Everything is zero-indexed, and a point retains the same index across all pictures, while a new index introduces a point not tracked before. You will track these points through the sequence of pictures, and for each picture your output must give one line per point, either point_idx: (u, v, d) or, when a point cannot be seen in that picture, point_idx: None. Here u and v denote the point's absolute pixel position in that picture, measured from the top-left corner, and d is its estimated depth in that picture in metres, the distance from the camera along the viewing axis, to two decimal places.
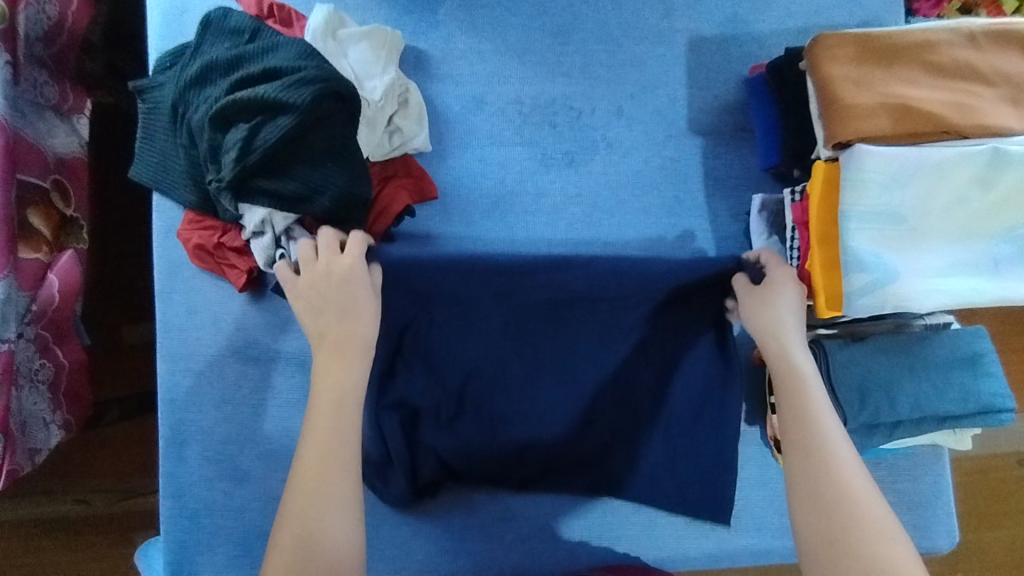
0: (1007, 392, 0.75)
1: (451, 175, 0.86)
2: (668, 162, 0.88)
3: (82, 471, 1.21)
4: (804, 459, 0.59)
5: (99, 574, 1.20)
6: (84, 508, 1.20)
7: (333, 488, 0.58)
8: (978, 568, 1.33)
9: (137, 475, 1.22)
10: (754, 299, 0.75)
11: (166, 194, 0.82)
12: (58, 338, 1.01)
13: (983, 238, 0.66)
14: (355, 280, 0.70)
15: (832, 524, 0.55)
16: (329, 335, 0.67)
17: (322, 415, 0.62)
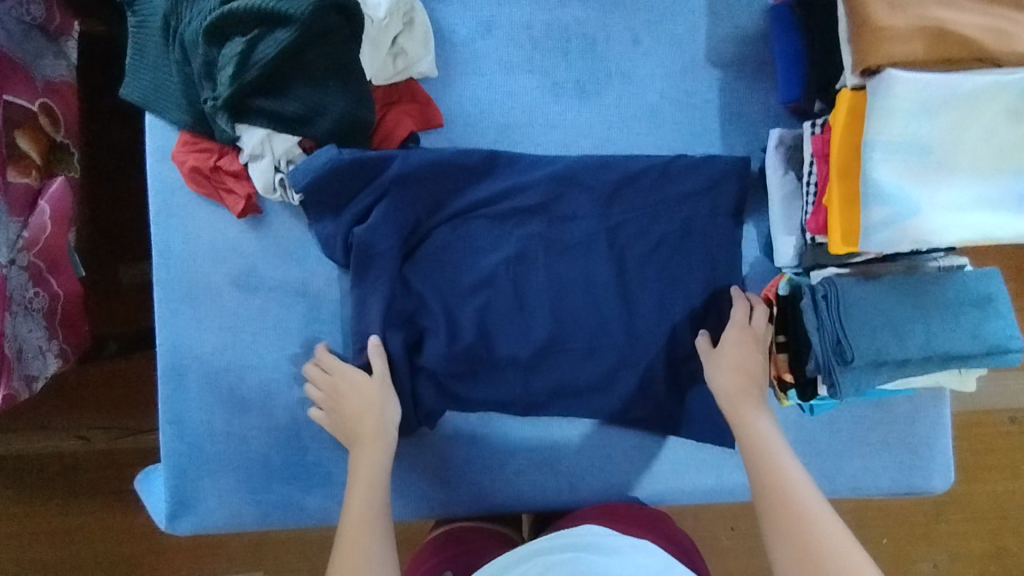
0: (1017, 334, 0.75)
1: (457, 103, 0.83)
2: (684, 95, 0.85)
3: (80, 407, 1.21)
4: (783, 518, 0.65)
5: (97, 510, 1.20)
6: (84, 445, 1.21)
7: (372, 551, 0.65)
8: (956, 518, 1.37)
9: (134, 414, 1.22)
10: (722, 364, 0.78)
11: (159, 115, 0.79)
12: (52, 268, 0.99)
13: (1012, 172, 0.64)
14: (370, 390, 0.76)
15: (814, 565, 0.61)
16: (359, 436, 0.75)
17: (356, 517, 0.68)
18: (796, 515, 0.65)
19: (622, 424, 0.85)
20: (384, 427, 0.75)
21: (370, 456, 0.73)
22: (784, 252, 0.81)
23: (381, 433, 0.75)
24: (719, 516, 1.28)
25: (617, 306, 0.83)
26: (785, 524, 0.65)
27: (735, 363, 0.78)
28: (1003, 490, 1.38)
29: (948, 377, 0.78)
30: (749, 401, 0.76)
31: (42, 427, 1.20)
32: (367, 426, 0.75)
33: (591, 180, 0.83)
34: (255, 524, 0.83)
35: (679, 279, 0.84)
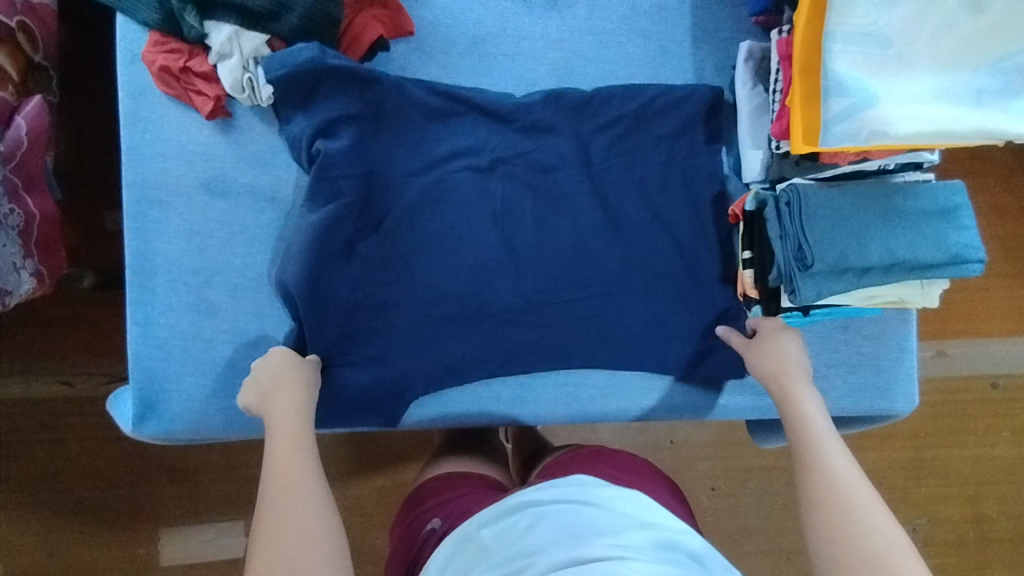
0: (980, 245, 0.74)
1: (429, 12, 0.83)
2: (655, 9, 0.84)
3: (61, 349, 1.18)
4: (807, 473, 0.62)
5: (77, 454, 1.18)
6: (69, 390, 1.19)
7: (302, 487, 0.61)
8: (942, 485, 1.34)
9: (111, 356, 1.19)
10: (758, 350, 0.77)
11: (129, 14, 0.79)
12: (29, 187, 0.99)
13: (968, 67, 0.64)
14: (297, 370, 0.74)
15: (843, 526, 0.57)
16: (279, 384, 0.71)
17: (280, 459, 0.63)
18: (821, 472, 0.61)
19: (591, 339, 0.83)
20: (296, 389, 0.71)
21: (286, 427, 0.66)
22: (752, 167, 0.81)
23: (298, 387, 0.71)
24: (699, 475, 1.26)
25: (586, 218, 0.83)
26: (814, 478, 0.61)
27: (767, 346, 0.76)
28: (985, 457, 1.35)
29: (912, 290, 0.77)
30: (798, 377, 0.72)
31: (27, 372, 1.18)
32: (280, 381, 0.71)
33: (560, 94, 0.82)
34: (220, 431, 0.83)
35: (649, 192, 0.84)
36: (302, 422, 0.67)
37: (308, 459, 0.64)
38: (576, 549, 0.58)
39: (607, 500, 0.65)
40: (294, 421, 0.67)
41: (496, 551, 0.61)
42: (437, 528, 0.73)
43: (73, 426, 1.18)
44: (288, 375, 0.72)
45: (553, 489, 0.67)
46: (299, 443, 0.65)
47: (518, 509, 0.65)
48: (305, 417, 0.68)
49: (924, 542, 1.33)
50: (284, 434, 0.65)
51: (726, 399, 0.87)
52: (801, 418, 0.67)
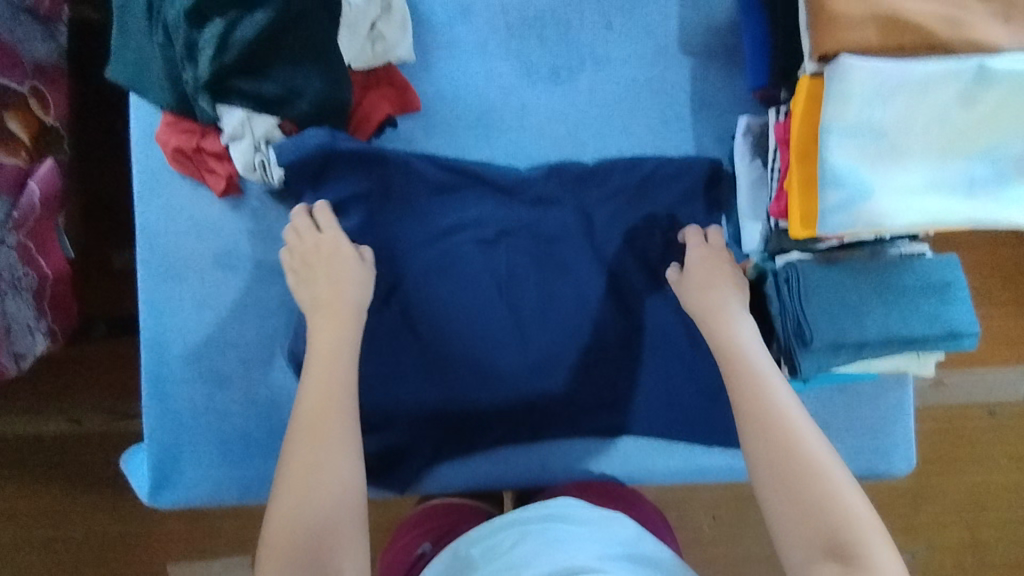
0: (973, 319, 0.77)
1: (434, 87, 0.85)
2: (655, 82, 0.86)
3: (72, 390, 1.20)
4: (763, 411, 0.66)
5: (87, 492, 1.20)
6: (76, 428, 1.21)
7: (333, 428, 0.66)
8: (938, 510, 1.36)
9: (123, 398, 1.21)
10: (703, 275, 0.79)
11: (144, 96, 0.81)
12: (41, 248, 1.01)
13: (961, 158, 0.66)
14: (338, 254, 0.77)
15: (791, 464, 0.62)
16: (324, 302, 0.75)
17: (315, 399, 0.67)
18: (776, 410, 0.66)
19: (595, 404, 0.86)
20: (345, 322, 0.74)
21: (328, 361, 0.70)
22: (751, 239, 0.83)
23: (340, 315, 0.74)
24: (701, 506, 1.28)
25: (589, 285, 0.85)
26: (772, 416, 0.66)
27: (708, 276, 0.79)
28: (984, 482, 1.36)
29: (909, 362, 0.79)
30: (741, 319, 0.76)
31: (34, 411, 1.20)
32: (322, 302, 0.75)
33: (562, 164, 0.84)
34: (234, 498, 0.85)
35: (651, 260, 0.85)
36: (343, 361, 0.71)
37: (346, 405, 0.68)
38: (561, 555, 0.60)
39: (588, 521, 0.68)
40: (335, 360, 0.71)
41: (483, 566, 0.64)
42: (426, 552, 0.81)
43: (84, 465, 1.20)
44: (337, 288, 0.76)
45: (542, 509, 0.70)
46: (339, 383, 0.69)
47: (504, 528, 0.68)
48: (348, 356, 0.72)
49: (922, 567, 1.35)
50: (325, 374, 0.69)
51: (730, 460, 0.88)
52: (750, 362, 0.71)
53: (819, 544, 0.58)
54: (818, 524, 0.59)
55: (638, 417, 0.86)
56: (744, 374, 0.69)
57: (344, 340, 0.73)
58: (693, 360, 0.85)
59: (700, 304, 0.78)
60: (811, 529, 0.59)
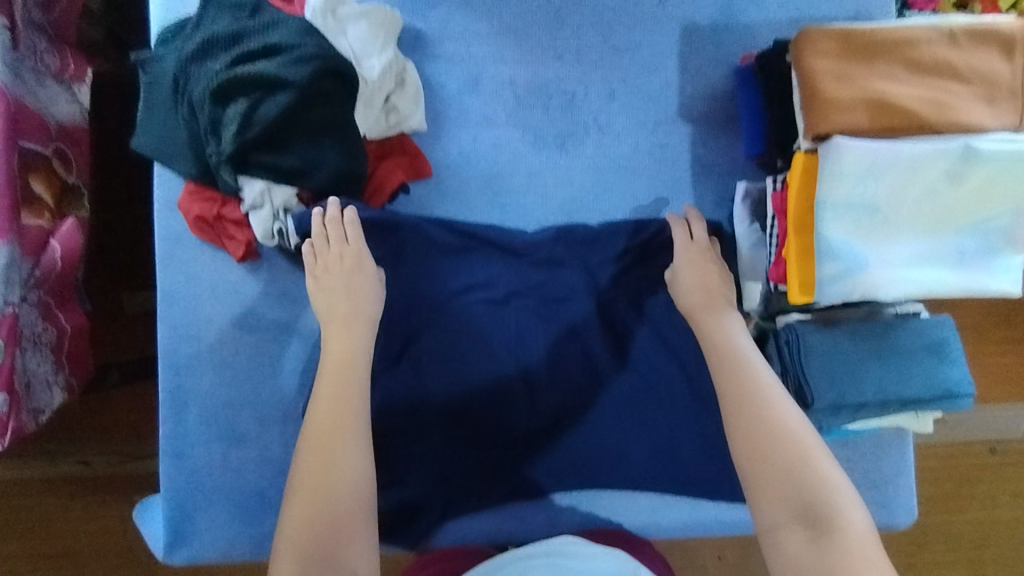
0: (969, 379, 0.79)
1: (446, 154, 0.88)
2: (657, 148, 0.90)
3: (85, 433, 1.23)
4: (746, 408, 0.71)
5: (97, 532, 1.22)
6: (84, 469, 1.23)
7: (345, 434, 0.70)
8: (943, 550, 1.35)
9: (137, 440, 1.24)
10: (694, 270, 0.83)
11: (167, 165, 0.84)
12: (60, 303, 1.03)
13: (951, 232, 0.70)
14: (358, 269, 0.80)
15: (769, 459, 0.68)
16: (337, 312, 0.78)
17: (328, 407, 0.72)
18: (758, 407, 0.71)
19: (603, 460, 0.87)
20: (354, 332, 0.77)
21: (340, 368, 0.74)
22: (752, 298, 0.86)
23: (353, 322, 0.78)
24: (705, 548, 1.28)
25: (596, 343, 0.87)
26: (753, 411, 0.71)
27: (701, 273, 0.82)
28: (989, 520, 1.36)
29: (909, 421, 0.82)
30: (732, 319, 0.80)
31: (47, 453, 1.22)
32: (336, 310, 0.79)
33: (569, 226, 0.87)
34: (247, 555, 0.87)
35: (656, 319, 0.88)
36: (355, 369, 0.75)
37: (355, 412, 0.72)
38: None
39: (588, 557, 0.74)
40: (344, 370, 0.74)
41: None
42: None
43: (93, 506, 1.23)
44: (353, 298, 0.79)
45: (544, 547, 0.76)
46: (352, 388, 0.73)
47: (508, 565, 0.74)
48: (361, 364, 0.76)
49: None
50: (335, 384, 0.73)
51: (735, 513, 0.90)
52: (737, 360, 0.75)
53: (788, 518, 0.65)
54: (789, 502, 0.65)
55: (646, 473, 0.87)
56: (729, 371, 0.74)
57: (356, 348, 0.77)
58: (698, 418, 0.87)
59: (695, 302, 0.81)
60: (786, 506, 0.65)
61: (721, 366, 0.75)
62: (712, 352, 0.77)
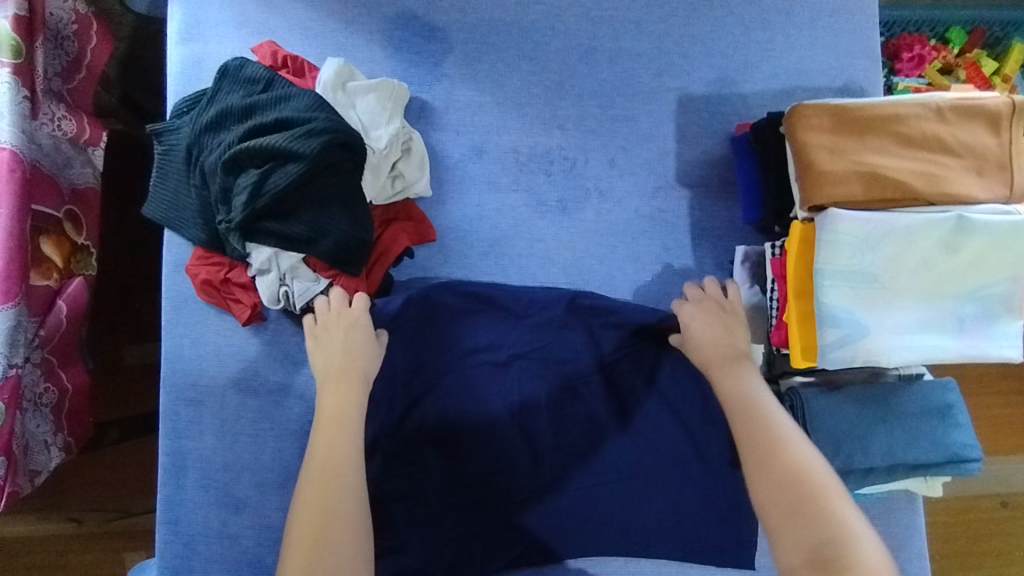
0: (975, 442, 0.79)
1: (450, 219, 0.90)
2: (657, 212, 0.92)
3: (79, 490, 1.22)
4: (759, 449, 0.70)
5: None
6: (75, 527, 1.21)
7: (339, 490, 0.71)
8: None
9: (133, 496, 1.23)
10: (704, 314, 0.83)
11: (177, 231, 0.86)
12: (63, 362, 1.01)
13: (950, 299, 0.71)
14: (360, 334, 0.81)
15: (787, 499, 0.66)
16: (334, 368, 0.79)
17: (322, 461, 0.73)
18: (771, 447, 0.70)
19: (606, 524, 0.86)
20: (350, 385, 0.78)
21: (335, 421, 0.75)
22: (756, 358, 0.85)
23: (351, 375, 0.78)
24: None
25: (598, 404, 0.87)
26: (768, 451, 0.70)
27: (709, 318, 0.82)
28: None
29: (916, 484, 0.81)
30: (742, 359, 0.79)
31: (37, 510, 1.20)
32: (332, 365, 0.79)
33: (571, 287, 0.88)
34: None
35: (659, 380, 0.88)
36: (350, 422, 0.76)
37: (351, 464, 0.73)
38: None
39: None
40: (340, 421, 0.75)
41: None
42: None
43: (82, 563, 1.21)
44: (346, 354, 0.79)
45: None
46: (347, 442, 0.74)
47: None
48: (355, 416, 0.76)
49: None
50: (331, 435, 0.74)
51: None
52: (749, 402, 0.74)
53: (799, 562, 0.64)
54: (806, 544, 0.64)
55: (650, 538, 0.85)
56: (742, 413, 0.74)
57: (351, 403, 0.77)
58: (702, 482, 0.86)
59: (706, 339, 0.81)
60: (797, 549, 0.64)
61: (735, 404, 0.75)
62: (725, 391, 0.77)
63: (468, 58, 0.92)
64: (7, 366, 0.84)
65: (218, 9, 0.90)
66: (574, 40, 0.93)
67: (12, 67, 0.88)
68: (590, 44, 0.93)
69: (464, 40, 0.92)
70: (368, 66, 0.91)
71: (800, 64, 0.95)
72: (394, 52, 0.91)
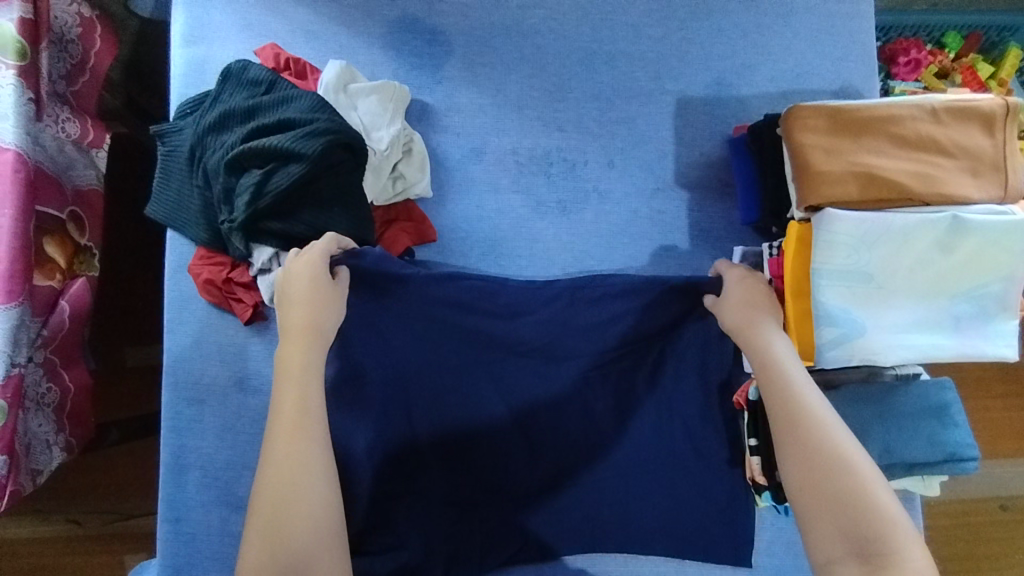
0: (972, 442, 0.79)
1: (450, 219, 0.91)
2: (655, 213, 0.93)
3: (79, 492, 1.22)
4: (791, 428, 0.66)
5: None
6: (75, 528, 1.21)
7: (303, 453, 0.67)
8: None
9: (135, 497, 1.23)
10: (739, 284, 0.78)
11: (180, 231, 0.87)
12: (66, 362, 1.02)
13: (945, 298, 0.72)
14: (322, 293, 0.76)
15: (824, 485, 0.62)
16: (296, 326, 0.75)
17: (287, 421, 0.69)
18: (805, 427, 0.65)
19: (604, 521, 0.87)
20: (311, 344, 0.74)
21: (298, 379, 0.71)
22: None
23: (315, 337, 0.75)
24: None
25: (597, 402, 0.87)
26: (801, 431, 0.65)
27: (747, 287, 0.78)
28: None
29: (914, 484, 0.81)
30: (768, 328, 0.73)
31: (36, 511, 1.21)
32: (294, 325, 0.75)
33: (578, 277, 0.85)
34: None
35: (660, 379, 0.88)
36: (313, 381, 0.72)
37: (315, 424, 0.69)
38: None
39: None
40: (303, 386, 0.71)
41: None
42: None
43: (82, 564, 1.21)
44: (310, 313, 0.75)
45: None
46: (311, 401, 0.71)
47: None
48: (317, 375, 0.73)
49: None
50: (293, 395, 0.70)
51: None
52: (777, 376, 0.69)
53: (842, 553, 0.59)
54: (845, 533, 0.60)
55: (647, 535, 0.87)
56: (772, 390, 0.69)
57: (313, 362, 0.73)
58: (701, 481, 0.86)
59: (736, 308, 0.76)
60: (838, 537, 0.60)
61: (763, 377, 0.70)
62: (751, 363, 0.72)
63: (469, 61, 0.93)
64: (10, 365, 0.84)
65: (222, 12, 0.91)
66: (574, 43, 0.94)
67: (18, 69, 0.89)
68: (589, 47, 0.94)
69: (465, 43, 0.93)
70: (370, 68, 0.92)
71: (797, 67, 0.96)
72: (396, 54, 0.92)
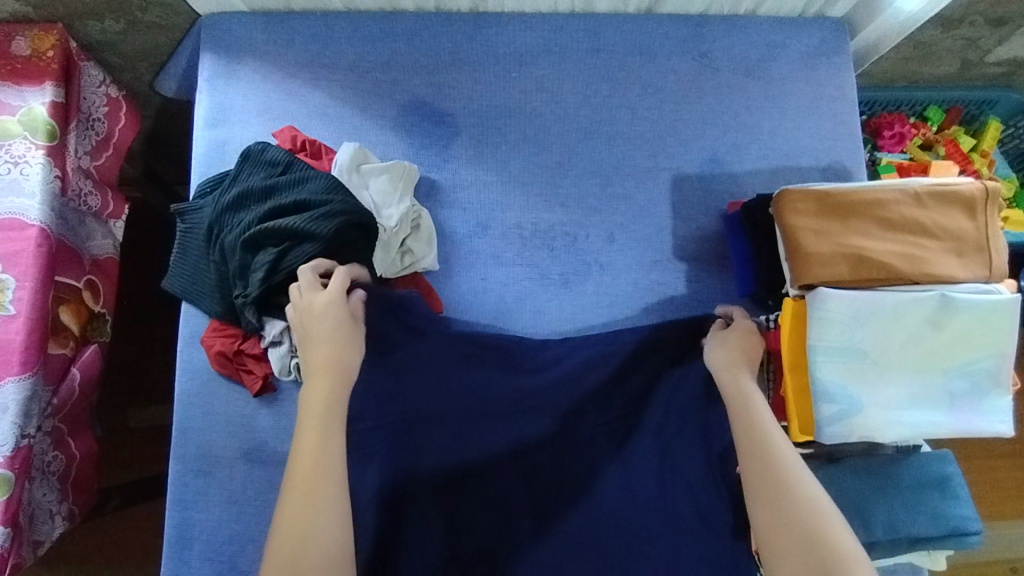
0: (974, 515, 0.80)
1: (456, 292, 0.94)
2: (655, 285, 0.96)
3: (79, 557, 1.21)
4: (761, 476, 0.64)
5: None
6: None
7: (322, 494, 0.62)
8: None
9: (136, 563, 1.22)
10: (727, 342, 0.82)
11: (195, 304, 0.90)
12: (72, 430, 1.01)
13: (938, 375, 0.74)
14: (340, 329, 0.76)
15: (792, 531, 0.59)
16: (316, 367, 0.73)
17: (306, 463, 0.64)
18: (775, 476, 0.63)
19: None
20: (335, 383, 0.72)
21: (318, 419, 0.68)
22: None
23: (335, 379, 0.72)
24: None
25: None
26: (768, 480, 0.63)
27: (739, 342, 0.81)
28: None
29: (920, 558, 0.81)
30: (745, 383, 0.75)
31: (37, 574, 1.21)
32: (313, 363, 0.73)
33: (590, 353, 0.90)
34: None
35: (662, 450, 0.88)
36: (335, 422, 0.68)
37: (337, 464, 0.65)
38: None
39: None
40: (326, 424, 0.68)
41: None
42: None
43: None
44: (332, 353, 0.74)
45: None
46: (334, 443, 0.66)
47: None
48: (339, 417, 0.69)
49: None
50: (314, 435, 0.66)
51: None
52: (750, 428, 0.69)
53: None
54: None
55: None
56: (746, 441, 0.68)
57: (334, 403, 0.70)
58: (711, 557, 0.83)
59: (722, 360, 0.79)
60: None
61: (740, 429, 0.70)
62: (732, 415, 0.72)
63: (475, 141, 0.98)
64: (20, 437, 0.84)
65: (243, 98, 0.97)
66: (575, 123, 1.00)
67: (46, 149, 0.93)
68: (589, 128, 1.00)
69: (471, 125, 0.98)
70: (381, 149, 0.97)
71: (785, 146, 1.01)
72: (406, 136, 0.97)
